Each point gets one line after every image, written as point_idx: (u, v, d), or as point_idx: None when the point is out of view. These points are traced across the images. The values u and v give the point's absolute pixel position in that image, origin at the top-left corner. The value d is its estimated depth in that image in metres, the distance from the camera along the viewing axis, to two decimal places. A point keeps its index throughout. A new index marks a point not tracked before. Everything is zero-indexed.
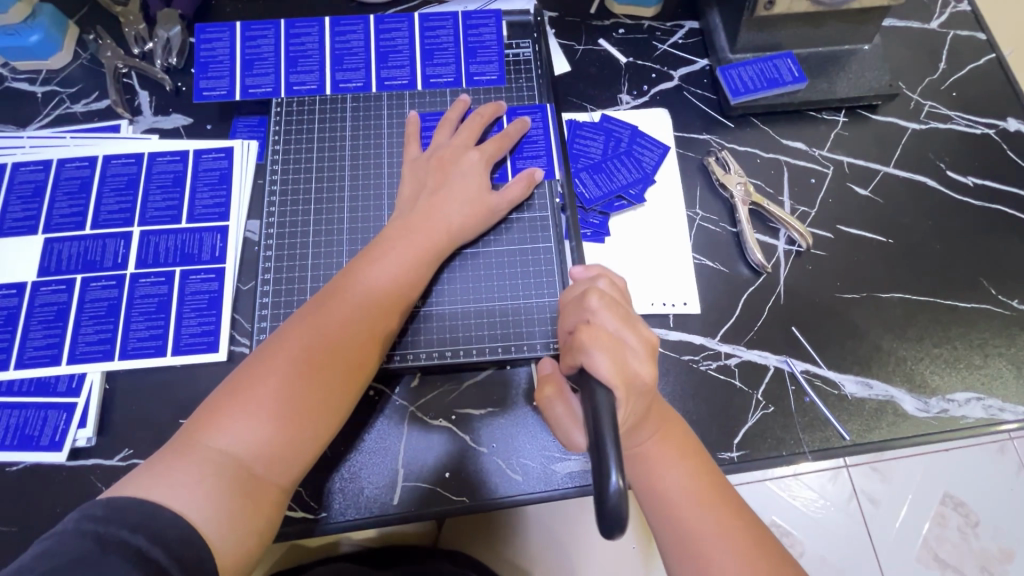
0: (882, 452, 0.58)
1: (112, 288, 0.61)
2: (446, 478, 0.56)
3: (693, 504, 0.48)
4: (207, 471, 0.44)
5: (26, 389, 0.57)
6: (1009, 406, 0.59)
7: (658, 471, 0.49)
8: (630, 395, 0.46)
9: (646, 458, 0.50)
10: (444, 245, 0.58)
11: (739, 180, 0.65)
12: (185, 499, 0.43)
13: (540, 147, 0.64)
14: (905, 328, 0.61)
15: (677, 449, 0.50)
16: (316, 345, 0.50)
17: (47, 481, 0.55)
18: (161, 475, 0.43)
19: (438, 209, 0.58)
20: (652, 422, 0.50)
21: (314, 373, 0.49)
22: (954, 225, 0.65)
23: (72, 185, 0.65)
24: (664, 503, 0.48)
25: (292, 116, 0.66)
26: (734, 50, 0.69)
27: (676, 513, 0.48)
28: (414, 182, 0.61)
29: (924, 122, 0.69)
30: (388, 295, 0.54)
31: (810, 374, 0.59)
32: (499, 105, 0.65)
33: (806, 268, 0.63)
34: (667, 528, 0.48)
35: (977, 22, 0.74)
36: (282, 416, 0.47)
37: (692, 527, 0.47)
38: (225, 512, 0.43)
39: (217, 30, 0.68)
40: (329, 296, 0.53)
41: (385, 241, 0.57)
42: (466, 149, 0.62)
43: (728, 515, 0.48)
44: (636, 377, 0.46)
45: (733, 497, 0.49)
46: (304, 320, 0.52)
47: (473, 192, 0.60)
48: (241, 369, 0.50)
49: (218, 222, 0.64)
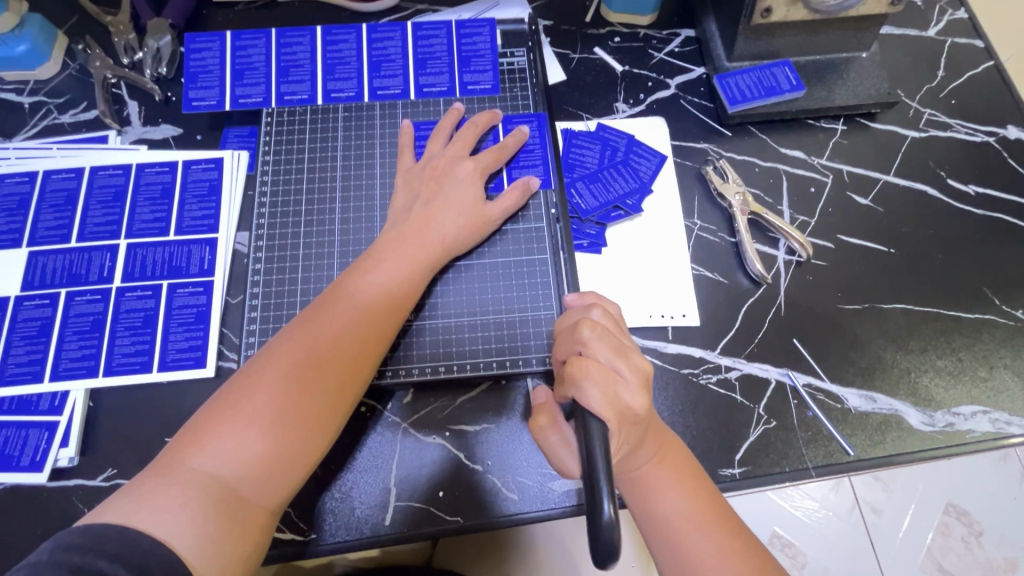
0: (887, 468, 0.56)
1: (97, 302, 0.59)
2: (440, 497, 0.55)
3: (693, 526, 0.46)
4: (190, 494, 0.42)
5: (7, 407, 0.55)
6: (1015, 420, 0.57)
7: (657, 492, 0.48)
8: (620, 430, 0.45)
9: (644, 480, 0.48)
10: (439, 255, 0.57)
11: (738, 190, 0.64)
12: (167, 525, 0.41)
13: (536, 157, 0.64)
14: (908, 339, 0.60)
15: (676, 470, 0.49)
16: (307, 359, 0.49)
17: (27, 503, 0.53)
18: (141, 499, 0.42)
19: (433, 219, 0.57)
20: (649, 445, 0.49)
21: (305, 389, 0.48)
22: (957, 234, 0.64)
23: (58, 197, 0.63)
24: (663, 526, 0.47)
25: (282, 125, 0.65)
26: (731, 58, 0.68)
27: (676, 536, 0.46)
28: (408, 192, 0.60)
29: (924, 130, 0.69)
30: (380, 309, 0.53)
31: (812, 387, 0.58)
32: (495, 113, 0.64)
33: (807, 279, 0.62)
34: (668, 551, 0.46)
35: (974, 29, 0.74)
36: (271, 434, 0.46)
37: (692, 551, 0.45)
38: (210, 537, 0.42)
39: (207, 40, 0.67)
40: (321, 309, 0.52)
41: (378, 251, 0.56)
42: (461, 159, 0.61)
43: (731, 537, 0.46)
44: (627, 409, 0.46)
45: (734, 521, 0.47)
46: (295, 335, 0.50)
47: (468, 203, 0.59)
48: (230, 384, 0.48)
49: (207, 234, 0.62)
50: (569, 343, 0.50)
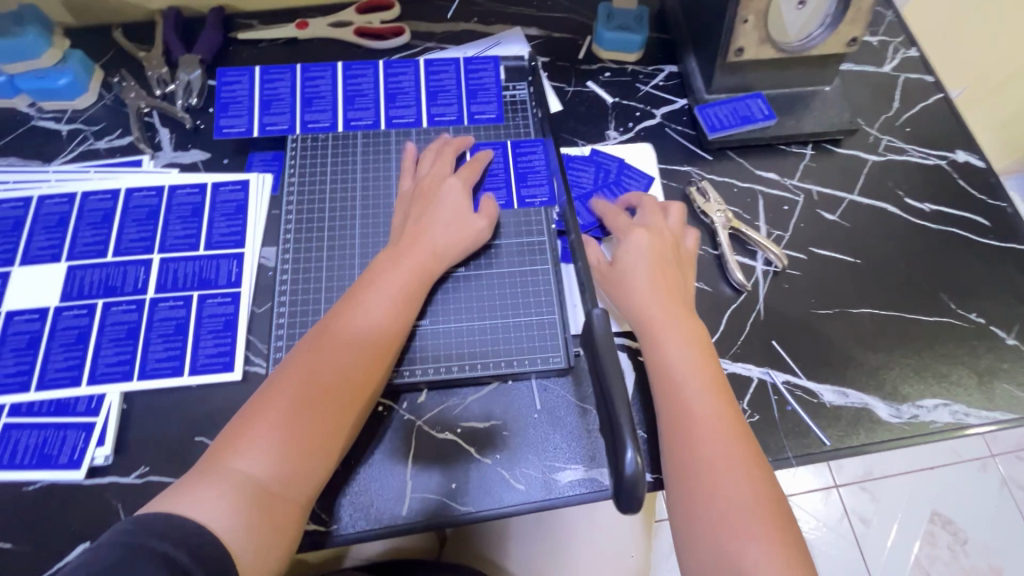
0: (860, 456, 0.61)
1: (132, 312, 0.64)
2: (452, 489, 0.59)
3: (697, 386, 0.54)
4: (226, 489, 0.47)
5: (47, 410, 0.59)
6: (973, 411, 0.63)
7: (669, 353, 0.56)
8: (641, 254, 0.61)
9: (655, 326, 0.57)
10: (433, 262, 0.62)
11: (719, 208, 0.71)
12: (209, 514, 0.45)
13: (500, 180, 0.70)
14: (875, 339, 0.66)
15: (687, 338, 0.57)
16: (318, 367, 0.53)
17: (64, 500, 0.57)
18: (186, 492, 0.47)
19: (426, 233, 0.63)
20: (665, 292, 0.59)
21: (320, 394, 0.52)
22: (915, 246, 0.71)
23: (96, 216, 0.68)
24: (671, 382, 0.54)
25: (306, 151, 0.71)
26: (709, 91, 0.76)
27: (677, 379, 0.54)
28: (402, 213, 0.66)
29: (883, 155, 0.77)
30: (387, 318, 0.57)
31: (790, 384, 0.64)
32: (466, 138, 0.71)
33: (783, 287, 0.68)
34: (667, 395, 0.54)
35: (925, 66, 0.83)
36: (292, 436, 0.50)
37: (690, 398, 0.53)
38: (245, 526, 0.46)
39: (236, 74, 0.73)
40: (328, 325, 0.56)
41: (378, 266, 0.61)
42: (445, 177, 0.67)
43: (721, 399, 0.53)
44: (655, 240, 0.62)
45: (729, 397, 0.54)
46: (309, 346, 0.55)
47: (458, 216, 0.64)
48: (255, 394, 0.53)
49: (234, 249, 0.68)
50: (616, 212, 0.67)
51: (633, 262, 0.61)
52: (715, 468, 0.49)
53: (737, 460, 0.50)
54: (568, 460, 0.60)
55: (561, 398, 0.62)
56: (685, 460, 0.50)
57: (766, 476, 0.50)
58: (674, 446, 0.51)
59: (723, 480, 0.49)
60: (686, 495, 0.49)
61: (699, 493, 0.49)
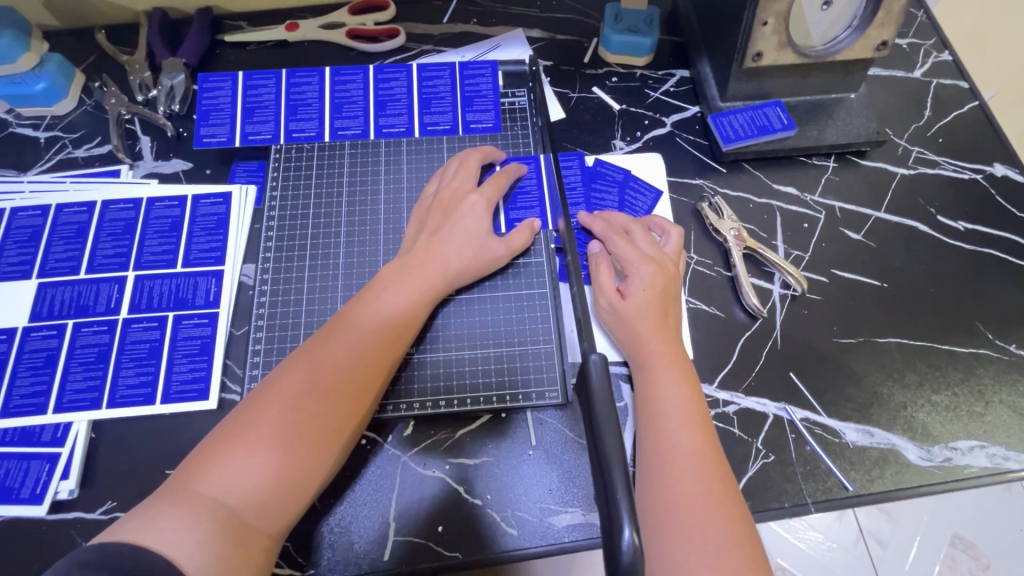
0: (886, 503, 0.56)
1: (103, 333, 0.60)
2: (438, 532, 0.54)
3: (684, 426, 0.49)
4: (199, 516, 0.40)
5: (10, 439, 0.56)
6: (1013, 455, 0.58)
7: (657, 382, 0.52)
8: (635, 281, 0.56)
9: (647, 362, 0.53)
10: (443, 284, 0.57)
11: (732, 226, 0.65)
12: (179, 546, 0.39)
13: (534, 198, 0.65)
14: (904, 373, 0.60)
15: (681, 373, 0.52)
16: (320, 375, 0.48)
17: (24, 537, 0.53)
18: (151, 519, 0.40)
19: (439, 250, 0.58)
20: (654, 326, 0.55)
21: (315, 408, 0.47)
22: (947, 269, 0.66)
23: (69, 230, 0.65)
24: (655, 414, 0.50)
25: (290, 162, 0.67)
26: (724, 98, 0.70)
27: (664, 419, 0.49)
28: (417, 223, 0.61)
29: (913, 168, 0.71)
30: (394, 330, 0.53)
31: (810, 422, 0.58)
32: (496, 151, 0.66)
33: (802, 313, 0.63)
34: (649, 435, 0.49)
35: (959, 71, 0.77)
36: (281, 457, 0.44)
37: (675, 441, 0.48)
38: (216, 561, 0.39)
39: (220, 80, 0.69)
40: (328, 335, 0.51)
41: (383, 280, 0.56)
42: (468, 191, 0.62)
43: (707, 441, 0.48)
44: (663, 272, 0.57)
45: (714, 434, 0.49)
46: (309, 352, 0.49)
47: (475, 235, 0.59)
48: (244, 404, 0.47)
49: (212, 266, 0.64)
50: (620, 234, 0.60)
51: (631, 287, 0.56)
52: (691, 507, 0.44)
53: (716, 501, 0.45)
54: (565, 502, 0.55)
55: (558, 433, 0.58)
56: (662, 500, 0.45)
57: (745, 521, 0.45)
58: (649, 480, 0.47)
59: (704, 527, 0.43)
60: (659, 535, 0.44)
61: (673, 537, 0.43)
